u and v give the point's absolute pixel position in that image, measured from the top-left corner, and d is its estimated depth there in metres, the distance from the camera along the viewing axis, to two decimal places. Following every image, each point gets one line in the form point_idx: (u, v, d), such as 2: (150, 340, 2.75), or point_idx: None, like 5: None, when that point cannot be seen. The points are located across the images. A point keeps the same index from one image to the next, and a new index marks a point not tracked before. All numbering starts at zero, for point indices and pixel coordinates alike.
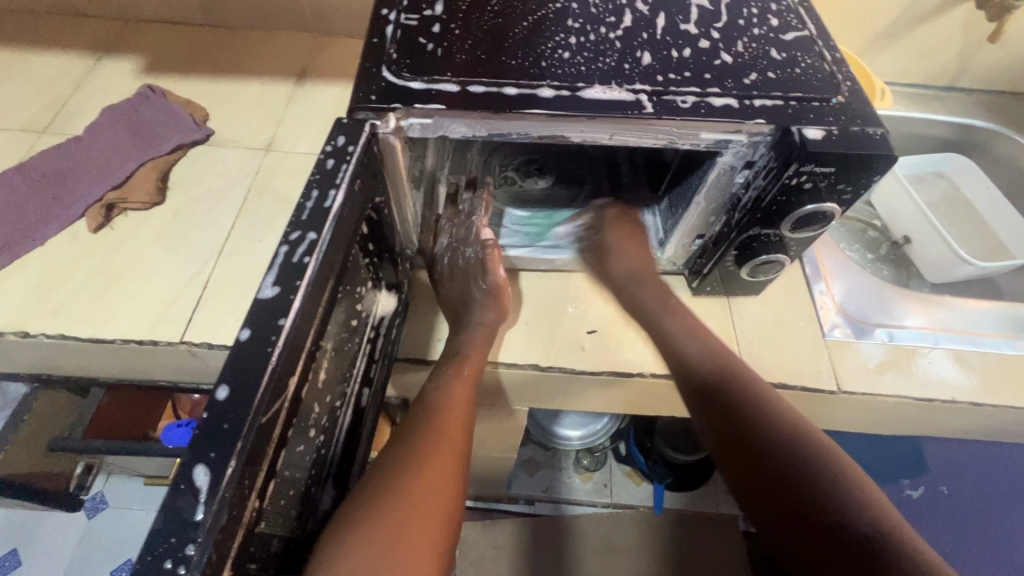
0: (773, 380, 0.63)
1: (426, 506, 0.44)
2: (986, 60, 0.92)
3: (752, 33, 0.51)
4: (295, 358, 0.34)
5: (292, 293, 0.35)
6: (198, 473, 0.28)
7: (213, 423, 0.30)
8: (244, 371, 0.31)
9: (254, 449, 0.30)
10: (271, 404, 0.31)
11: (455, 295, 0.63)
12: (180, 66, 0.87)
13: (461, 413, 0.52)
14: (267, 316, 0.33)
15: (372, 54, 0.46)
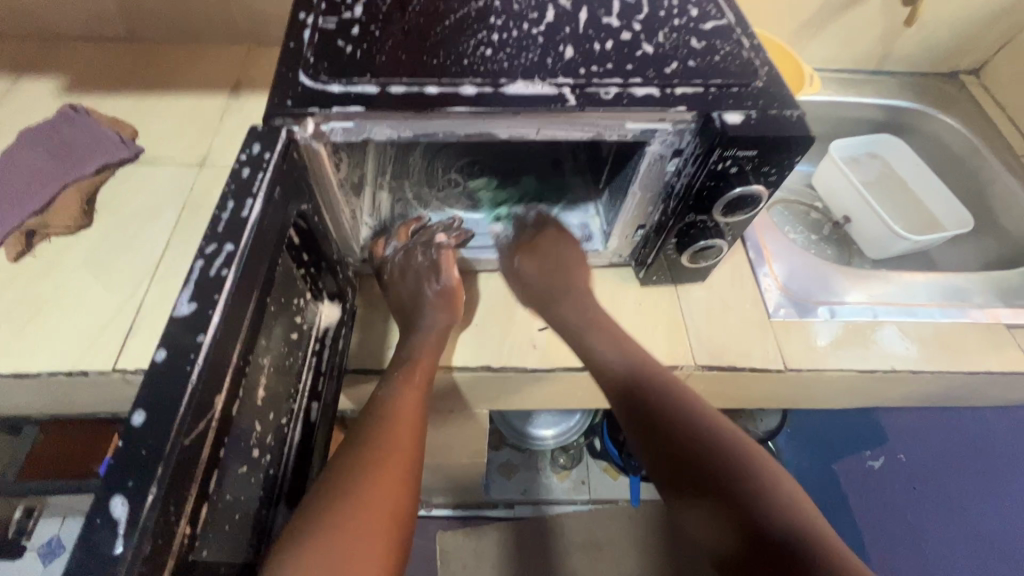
0: (723, 363, 0.64)
1: (376, 518, 0.43)
2: (907, 45, 0.96)
3: (673, 24, 0.52)
4: (219, 375, 0.31)
5: (210, 308, 0.32)
6: (114, 505, 0.25)
7: (129, 451, 0.27)
8: (160, 392, 0.29)
9: (177, 472, 0.27)
10: (195, 423, 0.29)
11: (405, 296, 0.62)
12: (106, 83, 0.83)
13: (413, 419, 0.51)
14: (184, 334, 0.31)
15: (288, 59, 0.45)
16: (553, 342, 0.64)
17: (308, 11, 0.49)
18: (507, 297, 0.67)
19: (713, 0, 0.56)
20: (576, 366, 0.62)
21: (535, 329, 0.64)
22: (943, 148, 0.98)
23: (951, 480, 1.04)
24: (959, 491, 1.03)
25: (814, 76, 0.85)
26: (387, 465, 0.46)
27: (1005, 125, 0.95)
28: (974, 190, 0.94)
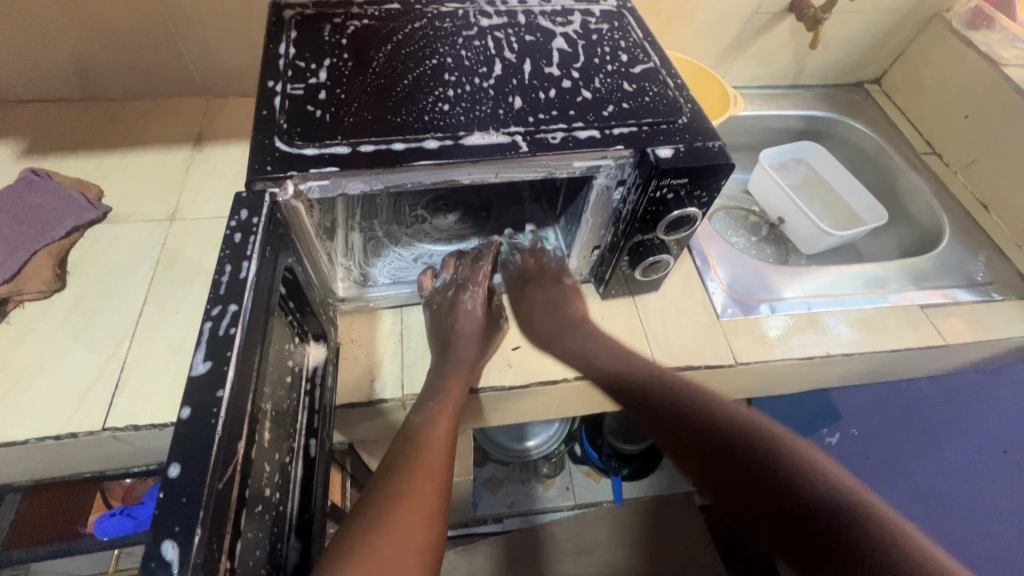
0: (683, 363, 0.70)
1: (405, 541, 0.46)
2: (816, 62, 1.08)
3: (607, 70, 0.59)
4: (237, 426, 0.35)
5: (224, 365, 0.36)
6: (166, 548, 0.29)
7: (170, 502, 0.30)
8: (190, 445, 0.32)
9: (215, 516, 0.31)
10: (224, 470, 0.33)
11: (447, 330, 0.66)
12: (66, 145, 0.84)
13: (439, 447, 0.55)
14: (203, 392, 0.34)
15: (262, 126, 0.49)
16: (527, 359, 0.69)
17: (276, 79, 0.53)
18: None
19: (640, 45, 0.63)
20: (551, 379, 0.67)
21: (509, 349, 0.69)
22: (856, 150, 1.10)
23: (897, 448, 1.10)
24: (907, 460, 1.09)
25: (740, 98, 0.94)
26: (414, 492, 0.50)
27: (906, 126, 1.08)
28: (886, 186, 1.05)
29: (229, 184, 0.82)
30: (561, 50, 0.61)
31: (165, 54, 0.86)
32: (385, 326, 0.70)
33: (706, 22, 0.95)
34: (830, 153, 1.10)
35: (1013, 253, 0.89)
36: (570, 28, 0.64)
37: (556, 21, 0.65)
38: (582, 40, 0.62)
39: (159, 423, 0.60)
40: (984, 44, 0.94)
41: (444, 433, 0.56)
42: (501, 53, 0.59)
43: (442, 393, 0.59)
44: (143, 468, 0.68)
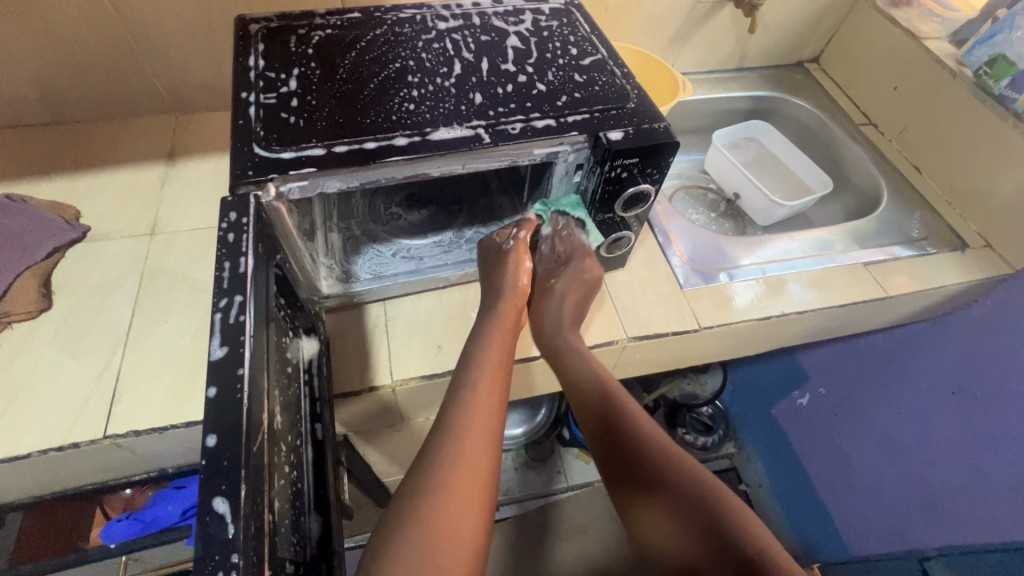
0: (652, 331, 0.76)
1: (462, 508, 0.46)
2: (758, 46, 1.15)
3: (559, 63, 0.64)
4: (258, 400, 0.39)
5: (239, 347, 0.39)
6: (217, 504, 0.33)
7: (212, 467, 0.34)
8: (225, 418, 0.36)
9: (255, 477, 0.35)
10: (255, 437, 0.37)
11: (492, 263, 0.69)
12: (38, 169, 0.85)
13: (489, 413, 0.53)
14: (226, 371, 0.38)
15: (240, 135, 0.52)
16: None
17: (249, 90, 0.56)
18: (460, 309, 0.76)
19: (588, 39, 0.68)
20: (529, 355, 0.73)
21: None
22: (802, 126, 1.18)
23: (861, 401, 1.16)
24: (869, 411, 1.14)
25: (689, 82, 1.00)
26: (461, 460, 0.48)
27: (844, 100, 1.16)
28: (830, 157, 1.13)
29: (206, 196, 0.85)
30: (515, 48, 0.65)
31: (129, 73, 0.88)
32: (372, 318, 0.74)
33: (651, 13, 1.01)
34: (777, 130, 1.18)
35: (943, 211, 0.97)
36: (523, 27, 0.68)
37: (508, 21, 0.69)
38: (534, 37, 0.67)
39: (157, 427, 0.63)
40: (905, 20, 1.02)
41: (494, 401, 0.54)
42: (459, 54, 0.64)
43: (479, 355, 0.58)
44: (145, 475, 0.71)
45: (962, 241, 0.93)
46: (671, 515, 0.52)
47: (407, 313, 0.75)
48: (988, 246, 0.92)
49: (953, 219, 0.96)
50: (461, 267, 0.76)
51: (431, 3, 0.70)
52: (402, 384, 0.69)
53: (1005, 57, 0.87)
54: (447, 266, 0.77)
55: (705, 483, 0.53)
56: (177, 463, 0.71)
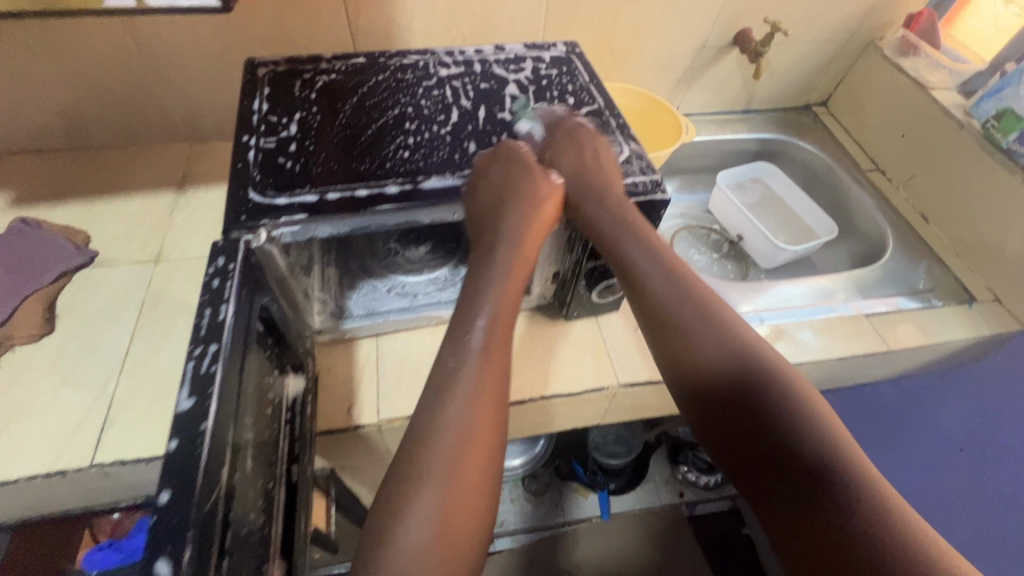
0: (643, 379, 0.75)
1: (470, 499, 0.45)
2: (765, 89, 1.16)
3: (555, 113, 0.65)
4: (220, 453, 0.39)
5: (206, 399, 0.40)
6: (159, 566, 0.33)
7: (161, 527, 0.35)
8: (182, 474, 0.37)
9: (204, 537, 0.35)
10: (210, 494, 0.37)
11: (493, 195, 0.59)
12: (54, 193, 0.88)
13: (487, 428, 0.48)
14: (189, 425, 0.39)
15: (237, 179, 0.54)
16: None
17: (250, 133, 0.58)
18: None
19: (586, 88, 0.70)
20: (515, 399, 0.72)
21: None
22: (808, 169, 1.17)
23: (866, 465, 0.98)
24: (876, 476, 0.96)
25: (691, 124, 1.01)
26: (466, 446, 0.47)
27: (851, 146, 1.15)
28: (836, 202, 1.12)
29: (212, 224, 0.87)
30: (513, 96, 0.67)
31: (146, 104, 0.91)
32: (362, 354, 0.74)
33: (655, 56, 1.02)
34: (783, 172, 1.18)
35: (950, 262, 0.95)
36: (522, 75, 0.70)
37: (509, 70, 0.71)
38: (532, 86, 0.69)
39: (143, 458, 0.63)
40: (913, 69, 1.02)
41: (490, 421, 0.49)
42: (457, 101, 0.65)
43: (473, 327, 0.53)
44: (130, 501, 0.71)
45: (970, 294, 0.91)
46: (750, 418, 0.49)
47: (397, 350, 0.75)
48: (996, 300, 0.90)
49: (960, 271, 0.94)
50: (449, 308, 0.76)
51: (434, 49, 0.72)
52: (388, 424, 0.69)
53: (1014, 111, 0.86)
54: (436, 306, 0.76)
55: (781, 377, 0.50)
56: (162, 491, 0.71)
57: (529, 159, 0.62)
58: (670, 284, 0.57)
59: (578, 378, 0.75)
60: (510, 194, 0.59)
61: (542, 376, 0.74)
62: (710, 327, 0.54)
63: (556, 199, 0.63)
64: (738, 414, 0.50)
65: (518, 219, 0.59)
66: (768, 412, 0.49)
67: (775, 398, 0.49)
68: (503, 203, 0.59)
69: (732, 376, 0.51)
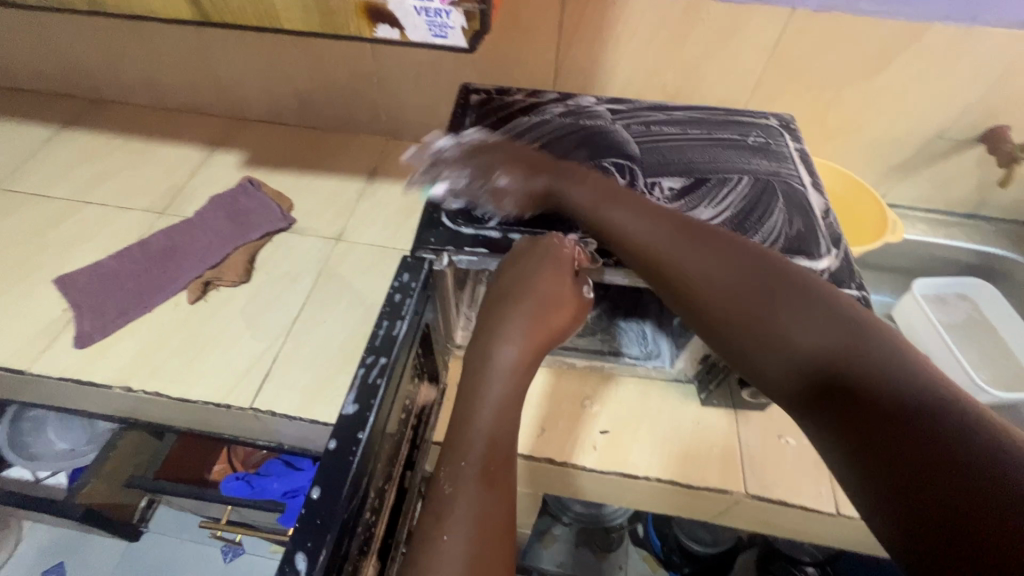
0: (775, 499, 0.67)
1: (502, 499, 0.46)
2: (1005, 197, 0.97)
3: (757, 194, 0.60)
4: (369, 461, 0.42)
5: (367, 408, 0.44)
6: (297, 558, 0.37)
7: (309, 518, 0.39)
8: (332, 478, 0.40)
9: (340, 539, 0.38)
10: (353, 499, 0.40)
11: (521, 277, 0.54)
12: (275, 161, 1.03)
13: (499, 477, 0.46)
14: (348, 429, 0.43)
15: (435, 200, 0.59)
16: (611, 446, 0.70)
17: (455, 157, 0.63)
18: (575, 396, 0.74)
19: (798, 170, 0.63)
20: (627, 472, 0.68)
21: (596, 431, 0.72)
22: None
23: None
24: None
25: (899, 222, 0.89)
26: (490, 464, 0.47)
27: None
28: None
29: (387, 217, 0.95)
30: (713, 164, 0.63)
31: (364, 100, 1.03)
32: None
33: (875, 139, 0.91)
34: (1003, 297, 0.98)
35: None
36: (727, 143, 0.66)
37: (713, 135, 0.67)
38: (736, 157, 0.64)
39: (289, 415, 0.72)
40: None
41: (504, 474, 0.47)
42: (653, 160, 0.63)
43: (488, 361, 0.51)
44: (265, 443, 0.80)
45: None
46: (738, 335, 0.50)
47: None
48: None
49: None
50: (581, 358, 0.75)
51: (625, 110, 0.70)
52: None
53: None
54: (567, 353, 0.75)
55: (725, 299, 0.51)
56: (291, 444, 0.78)
57: (569, 258, 0.56)
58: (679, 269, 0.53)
59: (699, 472, 0.69)
60: (526, 293, 0.54)
61: (662, 457, 0.70)
62: (822, 328, 0.46)
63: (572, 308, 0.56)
64: (865, 427, 0.39)
65: (526, 321, 0.53)
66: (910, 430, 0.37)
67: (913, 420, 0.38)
68: (516, 298, 0.54)
69: (841, 366, 0.43)
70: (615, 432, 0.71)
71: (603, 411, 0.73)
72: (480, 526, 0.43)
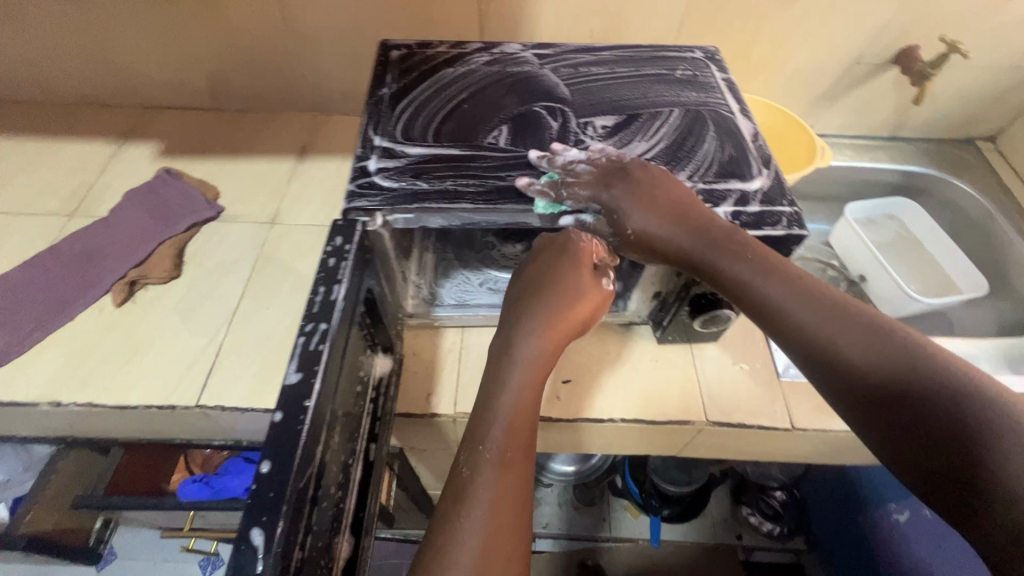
0: (734, 422, 0.69)
1: (512, 508, 0.43)
2: (920, 116, 1.02)
3: (688, 124, 0.60)
4: (320, 430, 0.40)
5: (312, 375, 0.41)
6: (254, 534, 0.34)
7: (261, 492, 0.36)
8: (284, 449, 0.38)
9: (297, 510, 0.36)
10: (306, 469, 0.38)
11: (544, 272, 0.54)
12: (194, 148, 0.97)
13: (516, 471, 0.45)
14: (294, 397, 0.40)
15: (360, 159, 0.55)
16: (574, 394, 0.71)
17: (378, 114, 0.60)
18: None
19: (724, 99, 0.64)
20: (594, 417, 0.69)
21: (558, 381, 0.72)
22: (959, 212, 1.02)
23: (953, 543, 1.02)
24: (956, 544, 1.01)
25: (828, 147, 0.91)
26: (506, 463, 0.45)
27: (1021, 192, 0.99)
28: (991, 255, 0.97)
29: (323, 195, 0.91)
30: (643, 100, 0.63)
31: (283, 74, 0.97)
32: (446, 344, 0.74)
33: (799, 68, 0.93)
34: (927, 212, 1.04)
35: None
36: (655, 78, 0.66)
37: (640, 72, 0.67)
38: (664, 91, 0.64)
39: (240, 408, 0.68)
40: None
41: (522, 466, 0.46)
42: (583, 100, 0.62)
43: (510, 366, 0.51)
44: (220, 442, 0.76)
45: None
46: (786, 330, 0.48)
47: (482, 344, 0.75)
48: None
49: None
50: None
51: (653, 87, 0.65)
52: (463, 417, 0.69)
53: None
54: None
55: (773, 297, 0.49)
56: (248, 438, 0.75)
57: (588, 252, 0.55)
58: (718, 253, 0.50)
59: (661, 408, 0.70)
60: (544, 285, 0.54)
61: (624, 398, 0.71)
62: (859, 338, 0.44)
63: (599, 298, 0.54)
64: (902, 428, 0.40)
65: (543, 314, 0.53)
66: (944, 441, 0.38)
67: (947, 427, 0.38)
68: (540, 293, 0.54)
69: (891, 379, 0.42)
70: (577, 380, 0.72)
71: (564, 362, 0.73)
72: (493, 516, 0.43)
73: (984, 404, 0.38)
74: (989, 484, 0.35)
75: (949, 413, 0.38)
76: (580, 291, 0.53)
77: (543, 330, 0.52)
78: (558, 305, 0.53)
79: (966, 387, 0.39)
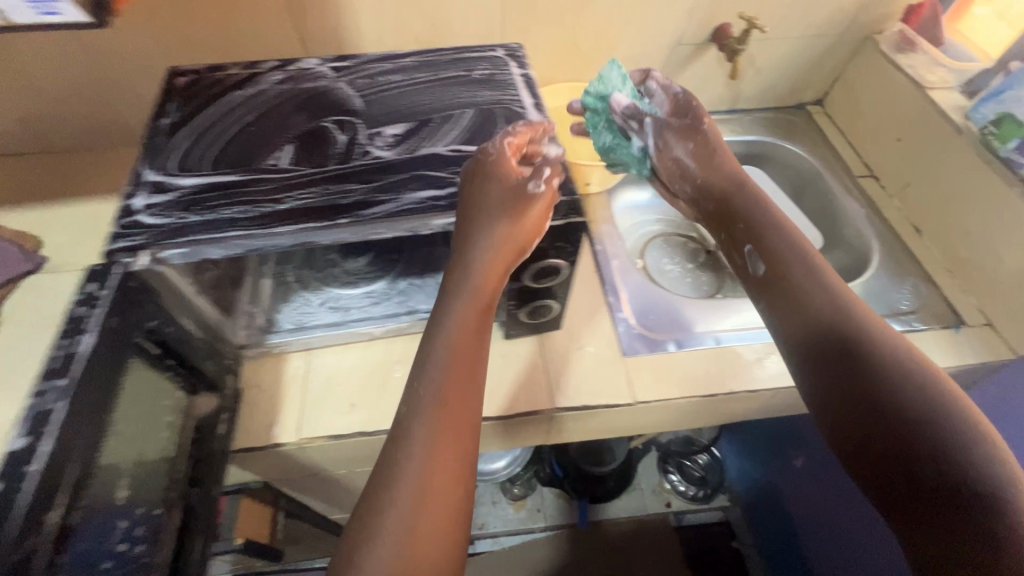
0: (579, 405, 0.71)
1: (449, 466, 0.43)
2: (751, 88, 1.08)
3: (478, 123, 0.61)
4: (52, 487, 0.39)
5: (41, 439, 0.40)
6: None
7: None
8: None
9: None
10: (24, 539, 0.36)
11: (467, 193, 0.53)
12: (12, 196, 0.89)
13: (459, 423, 0.45)
14: (14, 464, 0.39)
15: (126, 198, 0.53)
16: None
17: (152, 146, 0.57)
18: (382, 364, 0.74)
19: (519, 95, 0.65)
20: None
21: None
22: (796, 174, 1.09)
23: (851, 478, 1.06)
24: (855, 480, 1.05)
25: None
26: (449, 413, 0.45)
27: (844, 149, 1.07)
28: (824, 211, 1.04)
29: None
30: (436, 104, 0.63)
31: (100, 108, 0.91)
32: (290, 370, 0.73)
33: (628, 53, 0.96)
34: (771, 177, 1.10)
35: (940, 280, 0.87)
36: (452, 80, 0.66)
37: (438, 75, 0.67)
38: (459, 93, 0.65)
39: None
40: (910, 67, 0.93)
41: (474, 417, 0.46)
42: (375, 109, 0.62)
43: (445, 302, 0.50)
44: None
45: (958, 318, 0.82)
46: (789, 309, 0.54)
47: (328, 366, 0.73)
48: (989, 325, 0.82)
49: (952, 292, 0.86)
50: (378, 326, 0.74)
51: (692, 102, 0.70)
52: (308, 442, 0.68)
53: (1014, 117, 0.76)
54: (360, 325, 0.73)
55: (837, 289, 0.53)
56: None
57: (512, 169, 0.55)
58: (776, 235, 0.59)
59: (509, 402, 0.72)
60: (466, 204, 0.52)
61: None
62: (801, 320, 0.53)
63: (544, 201, 0.52)
64: (847, 406, 0.47)
65: (491, 228, 0.51)
66: (976, 437, 0.42)
67: (940, 428, 0.42)
68: (465, 209, 0.52)
69: (852, 359, 0.48)
70: None
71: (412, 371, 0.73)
72: (436, 472, 0.42)
73: (958, 403, 0.44)
74: (959, 486, 0.40)
75: (927, 426, 0.43)
76: (515, 200, 0.52)
77: (489, 245, 0.51)
78: (506, 203, 0.52)
79: (938, 387, 0.45)
